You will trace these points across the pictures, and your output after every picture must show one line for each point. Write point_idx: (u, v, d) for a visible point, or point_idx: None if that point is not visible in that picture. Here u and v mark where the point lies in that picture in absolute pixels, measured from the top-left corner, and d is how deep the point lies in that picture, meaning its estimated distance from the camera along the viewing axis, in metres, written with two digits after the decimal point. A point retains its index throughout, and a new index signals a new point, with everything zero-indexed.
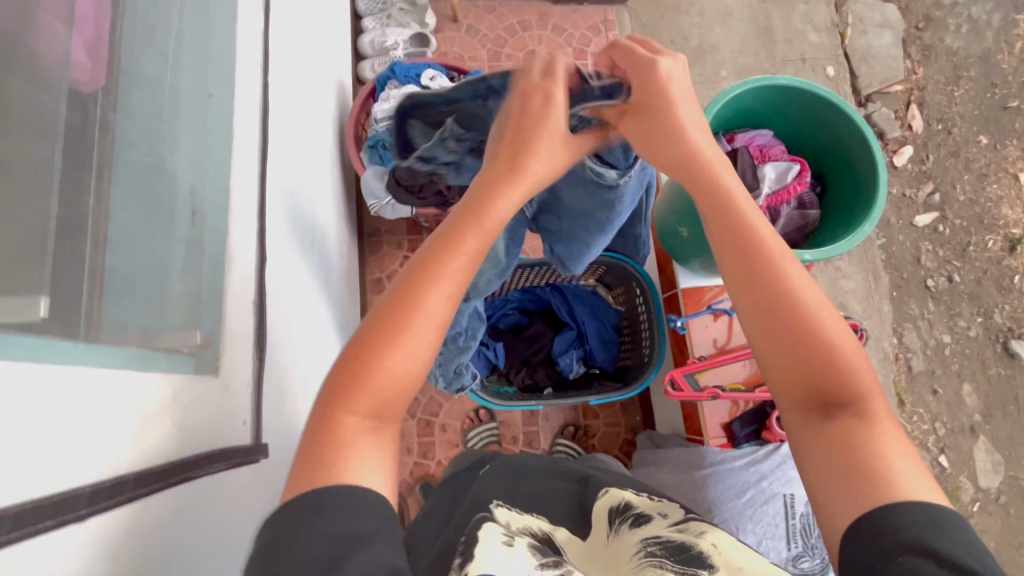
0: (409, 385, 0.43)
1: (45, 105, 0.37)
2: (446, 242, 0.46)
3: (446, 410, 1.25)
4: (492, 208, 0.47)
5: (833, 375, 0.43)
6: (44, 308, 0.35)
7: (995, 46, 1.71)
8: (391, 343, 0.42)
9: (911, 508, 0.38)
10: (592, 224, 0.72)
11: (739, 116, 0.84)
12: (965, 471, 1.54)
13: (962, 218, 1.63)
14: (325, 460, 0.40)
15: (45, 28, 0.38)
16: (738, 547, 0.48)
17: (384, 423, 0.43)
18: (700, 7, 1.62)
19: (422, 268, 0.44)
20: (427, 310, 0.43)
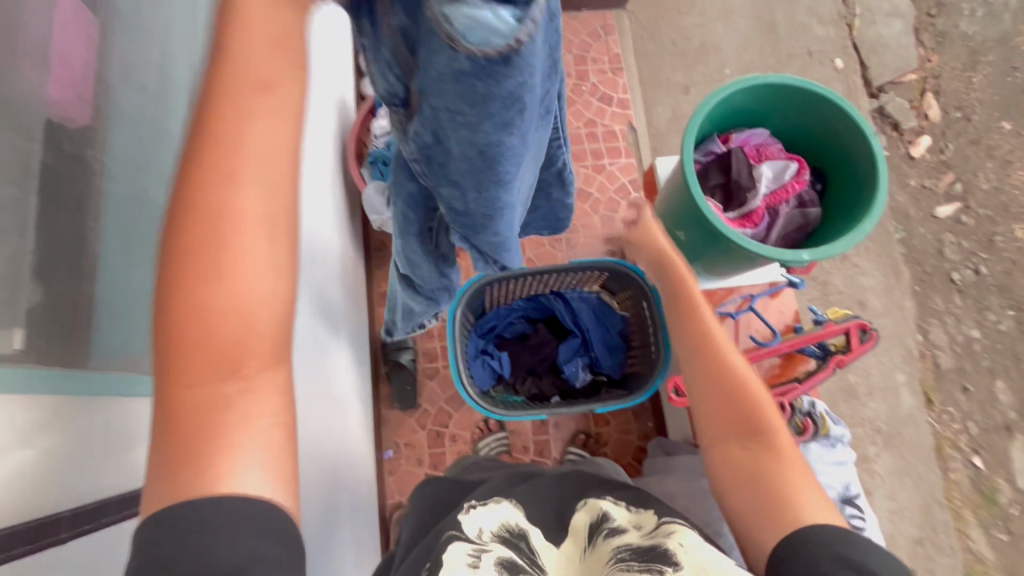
0: (248, 320, 0.34)
1: (18, 150, 0.37)
2: (220, 126, 0.32)
3: (456, 420, 1.25)
4: (251, 54, 0.33)
5: (751, 416, 0.62)
6: (19, 339, 0.36)
7: (1014, 29, 1.65)
8: (200, 283, 0.33)
9: (816, 524, 0.53)
10: (510, 165, 0.43)
11: (733, 116, 0.82)
12: (1001, 472, 1.47)
13: (986, 208, 1.57)
14: (188, 450, 0.35)
15: (24, 72, 0.38)
16: (702, 542, 0.49)
17: (254, 383, 0.36)
18: (701, 6, 1.60)
19: (208, 172, 0.33)
20: (238, 215, 0.33)
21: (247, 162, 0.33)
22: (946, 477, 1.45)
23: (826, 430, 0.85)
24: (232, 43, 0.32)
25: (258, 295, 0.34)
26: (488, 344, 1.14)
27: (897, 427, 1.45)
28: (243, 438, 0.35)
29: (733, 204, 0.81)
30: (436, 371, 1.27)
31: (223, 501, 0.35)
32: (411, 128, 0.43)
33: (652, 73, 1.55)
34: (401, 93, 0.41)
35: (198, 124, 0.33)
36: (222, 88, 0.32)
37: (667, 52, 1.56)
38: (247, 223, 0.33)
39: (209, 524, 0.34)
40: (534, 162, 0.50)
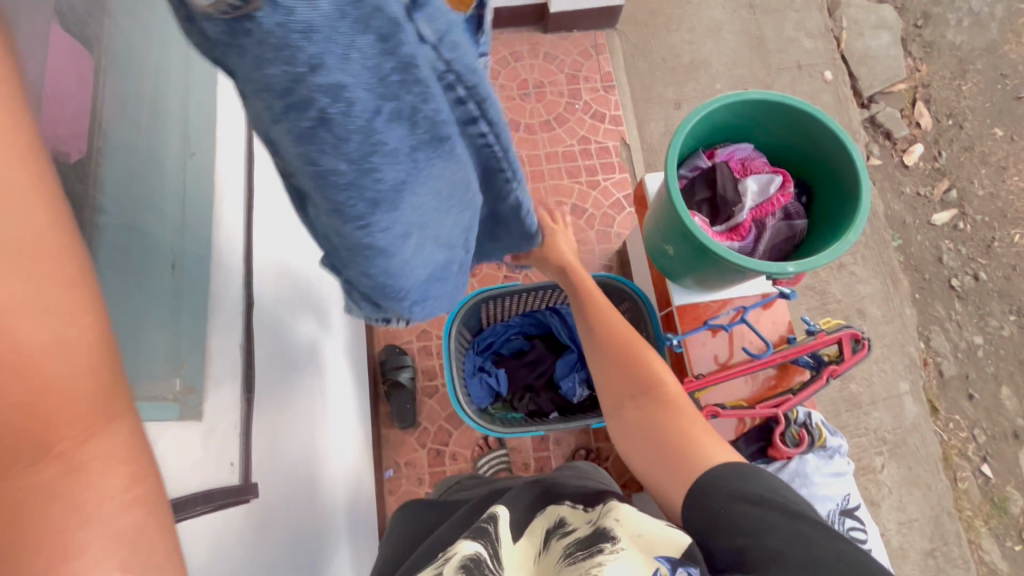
0: (30, 370, 0.23)
1: None
2: None
3: (456, 437, 1.25)
4: None
5: (640, 377, 0.69)
6: None
7: (1001, 37, 1.67)
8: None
9: (720, 469, 0.56)
10: (342, 188, 0.32)
11: (717, 132, 0.84)
12: (1011, 480, 1.45)
13: (983, 214, 1.58)
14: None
15: None
16: (640, 512, 0.49)
17: (87, 456, 0.25)
18: (690, 23, 1.63)
19: None
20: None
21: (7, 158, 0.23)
22: (955, 486, 1.43)
23: (822, 440, 0.85)
24: None
25: (40, 336, 0.24)
26: (485, 361, 1.15)
27: (902, 436, 1.43)
28: (88, 537, 0.25)
29: (720, 218, 0.82)
30: (436, 389, 1.28)
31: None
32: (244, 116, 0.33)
33: (643, 89, 1.57)
34: (217, 60, 0.27)
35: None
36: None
37: (658, 70, 1.58)
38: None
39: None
40: (422, 201, 0.38)
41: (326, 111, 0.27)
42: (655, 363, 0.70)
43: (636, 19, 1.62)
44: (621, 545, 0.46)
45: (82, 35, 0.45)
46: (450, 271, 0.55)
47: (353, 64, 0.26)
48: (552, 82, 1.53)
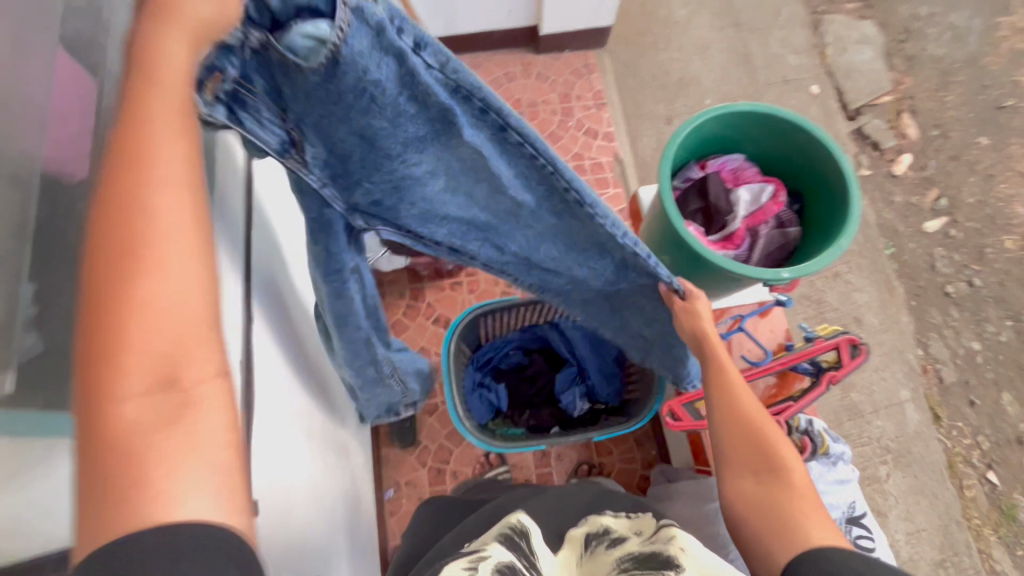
0: (175, 316, 0.33)
1: (15, 203, 0.37)
2: (134, 138, 0.33)
3: (458, 455, 1.23)
4: (165, 71, 0.35)
5: (761, 448, 0.62)
6: (10, 383, 0.36)
7: (981, 49, 1.72)
8: (123, 296, 0.32)
9: (833, 552, 0.51)
10: (396, 156, 0.48)
11: (707, 144, 0.85)
12: (1018, 487, 1.43)
13: (974, 221, 1.60)
14: (123, 484, 0.30)
15: (20, 127, 0.38)
16: (703, 545, 0.47)
17: (191, 392, 0.33)
18: (677, 42, 1.67)
19: (131, 173, 0.33)
20: (160, 219, 0.33)
21: (162, 176, 0.34)
22: (962, 494, 1.41)
23: (824, 448, 0.84)
24: (160, 69, 0.35)
25: (181, 280, 0.33)
26: (485, 377, 1.15)
27: (906, 444, 1.43)
28: (183, 457, 0.31)
29: (714, 227, 0.83)
30: (436, 407, 1.27)
31: (171, 534, 0.29)
32: (309, 155, 0.47)
33: (635, 106, 1.61)
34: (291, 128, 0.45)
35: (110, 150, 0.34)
36: (133, 116, 0.34)
37: (648, 88, 1.62)
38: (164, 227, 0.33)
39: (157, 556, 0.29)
40: (466, 175, 0.51)
41: (371, 90, 0.41)
42: (773, 432, 0.63)
43: (626, 39, 1.66)
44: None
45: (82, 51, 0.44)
46: (516, 267, 0.68)
47: (385, 68, 0.40)
48: (544, 101, 1.56)
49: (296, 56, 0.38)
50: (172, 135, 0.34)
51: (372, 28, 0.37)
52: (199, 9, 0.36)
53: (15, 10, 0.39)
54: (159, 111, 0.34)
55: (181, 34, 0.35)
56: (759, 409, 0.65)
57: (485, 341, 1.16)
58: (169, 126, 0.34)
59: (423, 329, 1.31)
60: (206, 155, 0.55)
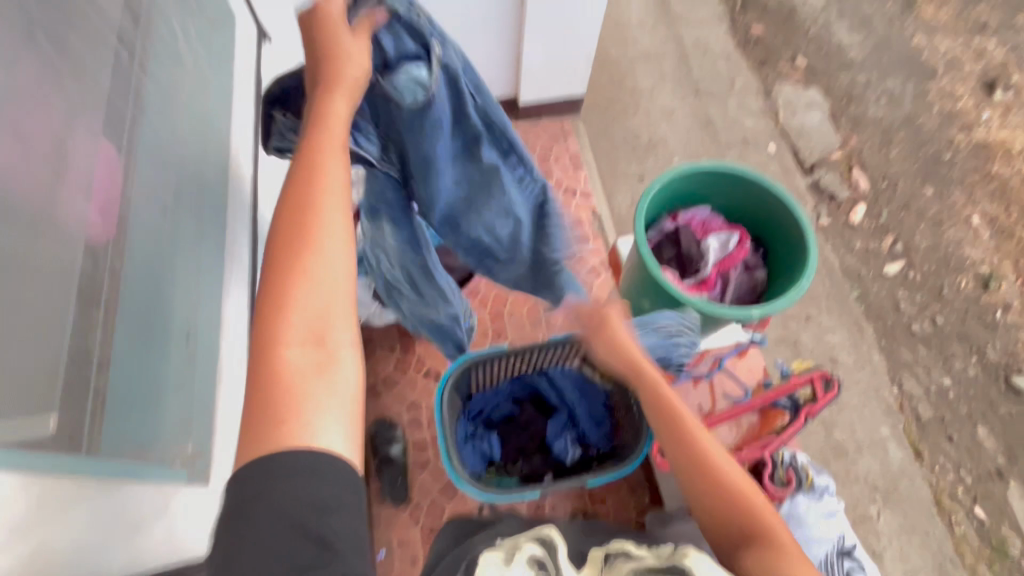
0: (328, 294, 0.46)
1: (62, 261, 0.43)
2: (308, 170, 0.49)
3: (450, 511, 1.21)
4: (331, 115, 0.51)
5: (742, 510, 0.66)
6: (53, 422, 0.40)
7: (916, 111, 1.90)
8: (295, 274, 0.46)
9: None
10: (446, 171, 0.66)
11: (676, 199, 0.93)
12: (1005, 521, 1.45)
13: (929, 263, 1.71)
14: (283, 412, 0.43)
15: (65, 199, 0.44)
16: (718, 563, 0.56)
17: (331, 352, 0.46)
18: (645, 109, 1.83)
19: (302, 194, 0.48)
20: (326, 224, 0.48)
21: (326, 187, 0.48)
22: (952, 531, 1.43)
23: (809, 481, 0.88)
24: (332, 120, 0.51)
25: (336, 269, 0.47)
26: (477, 427, 1.16)
27: (892, 482, 1.45)
28: (324, 399, 0.44)
29: (688, 273, 0.89)
30: (427, 461, 1.26)
31: (315, 456, 0.42)
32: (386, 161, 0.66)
33: (609, 167, 1.73)
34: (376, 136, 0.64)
35: (292, 174, 0.49)
36: (308, 147, 0.50)
37: (621, 150, 1.75)
38: (326, 230, 0.48)
39: (300, 475, 0.41)
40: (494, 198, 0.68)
41: (436, 117, 0.60)
42: (751, 494, 0.67)
43: (598, 107, 1.81)
44: None
45: (113, 133, 0.51)
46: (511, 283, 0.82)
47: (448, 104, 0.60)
48: None
49: (399, 93, 0.57)
50: (337, 164, 0.50)
51: (448, 77, 0.59)
52: (353, 72, 0.52)
53: (66, 102, 0.46)
54: (327, 146, 0.50)
55: (344, 92, 0.52)
56: (739, 475, 0.69)
57: (476, 392, 1.18)
58: (334, 151, 0.50)
59: (413, 383, 1.32)
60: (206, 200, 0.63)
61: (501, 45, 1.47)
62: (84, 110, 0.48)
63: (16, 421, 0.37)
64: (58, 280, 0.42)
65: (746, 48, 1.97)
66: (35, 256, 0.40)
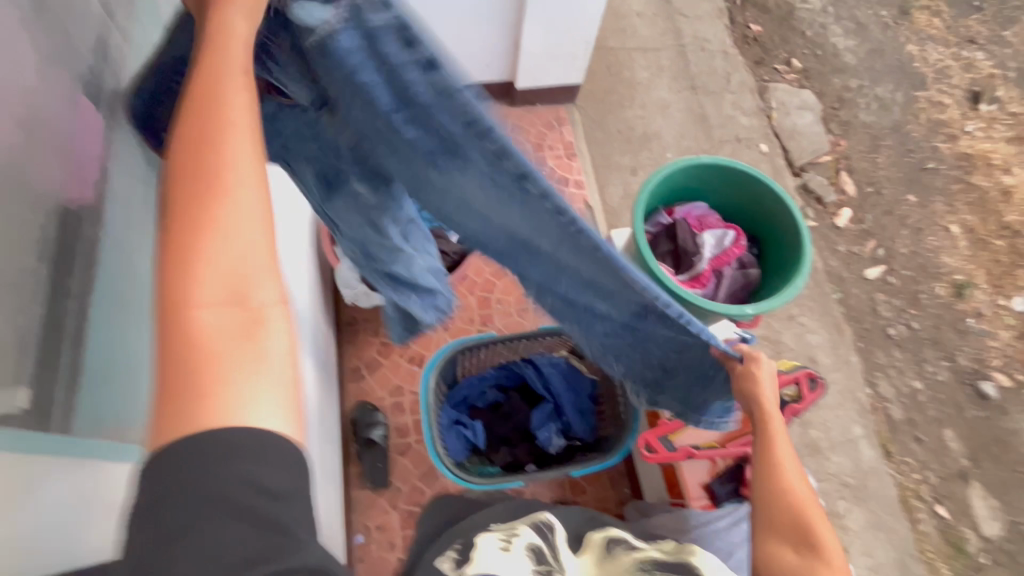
0: (242, 248, 0.39)
1: (35, 224, 0.41)
2: (208, 101, 0.40)
3: (430, 497, 1.20)
4: (227, 38, 0.42)
5: (800, 524, 0.71)
6: (23, 398, 0.38)
7: (904, 118, 1.93)
8: (199, 222, 0.38)
9: None
10: (403, 160, 0.53)
11: (675, 193, 0.93)
12: (965, 520, 1.51)
13: (908, 269, 1.75)
14: (199, 388, 0.37)
15: (39, 157, 0.41)
16: (711, 559, 0.72)
17: (256, 312, 0.39)
18: (641, 101, 1.81)
19: (203, 130, 0.40)
20: (234, 163, 0.40)
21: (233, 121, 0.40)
22: (915, 528, 1.48)
23: None
24: (229, 43, 0.42)
25: (250, 218, 0.39)
26: (461, 414, 1.15)
27: (862, 479, 1.49)
28: (250, 369, 0.38)
29: (682, 267, 0.89)
30: (408, 446, 1.25)
31: (250, 435, 0.36)
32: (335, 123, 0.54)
33: (603, 158, 1.72)
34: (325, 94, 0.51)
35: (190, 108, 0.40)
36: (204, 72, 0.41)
37: (615, 141, 1.74)
38: (232, 171, 0.39)
39: (228, 453, 0.35)
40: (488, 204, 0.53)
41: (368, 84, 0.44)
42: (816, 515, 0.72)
43: (594, 96, 1.79)
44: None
45: (93, 91, 0.48)
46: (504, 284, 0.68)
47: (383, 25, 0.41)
48: None
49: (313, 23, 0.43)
50: (246, 93, 0.41)
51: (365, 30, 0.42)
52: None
53: (47, 53, 0.43)
54: (234, 70, 0.41)
55: (242, 12, 0.42)
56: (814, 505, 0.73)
57: (462, 378, 1.17)
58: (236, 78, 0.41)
59: (397, 367, 1.30)
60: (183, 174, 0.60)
61: (500, 28, 1.44)
62: (66, 68, 0.45)
63: None
64: (32, 244, 0.40)
65: (744, 45, 1.97)
66: (8, 218, 0.38)
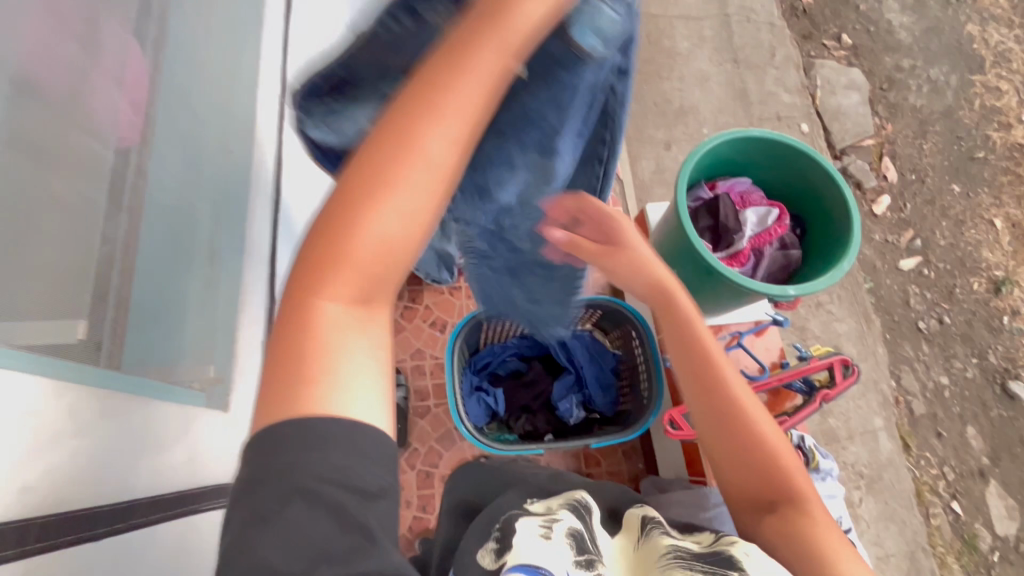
0: (385, 258, 0.40)
1: (93, 154, 0.42)
2: (406, 113, 0.37)
3: (446, 460, 1.22)
4: (466, 58, 0.37)
5: (774, 479, 0.67)
6: (81, 330, 0.39)
7: (956, 103, 1.83)
8: (354, 225, 0.38)
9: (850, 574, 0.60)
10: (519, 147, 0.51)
11: (718, 167, 0.90)
12: (980, 518, 1.50)
13: (945, 262, 1.69)
14: (308, 366, 0.40)
15: (95, 88, 0.42)
16: (758, 553, 0.58)
17: (374, 312, 0.42)
18: (679, 73, 1.74)
19: (391, 140, 0.38)
20: (404, 185, 0.38)
21: (424, 146, 0.37)
22: (927, 522, 1.47)
23: (816, 463, 0.88)
24: (466, 60, 0.37)
25: (394, 233, 0.39)
26: (482, 381, 1.16)
27: (878, 471, 1.48)
28: (356, 361, 0.41)
29: (721, 244, 0.87)
30: (428, 410, 1.26)
31: (317, 428, 0.39)
32: None
33: (636, 131, 1.67)
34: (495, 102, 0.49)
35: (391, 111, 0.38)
36: (435, 72, 0.37)
37: (649, 114, 1.68)
38: (405, 192, 0.38)
39: (310, 443, 0.39)
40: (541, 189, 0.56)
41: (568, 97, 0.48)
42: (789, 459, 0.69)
43: None
44: None
45: (140, 24, 0.48)
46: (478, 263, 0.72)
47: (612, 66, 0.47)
48: None
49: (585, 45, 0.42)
50: (461, 111, 0.37)
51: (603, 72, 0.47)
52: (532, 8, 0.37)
53: None
54: (464, 93, 0.37)
55: (495, 38, 0.37)
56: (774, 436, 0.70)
57: (483, 345, 1.17)
58: (459, 103, 0.37)
59: (419, 331, 1.31)
60: (223, 116, 0.59)
61: None
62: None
63: (45, 322, 0.36)
64: (91, 173, 0.42)
65: (791, 18, 1.87)
66: (67, 146, 0.39)
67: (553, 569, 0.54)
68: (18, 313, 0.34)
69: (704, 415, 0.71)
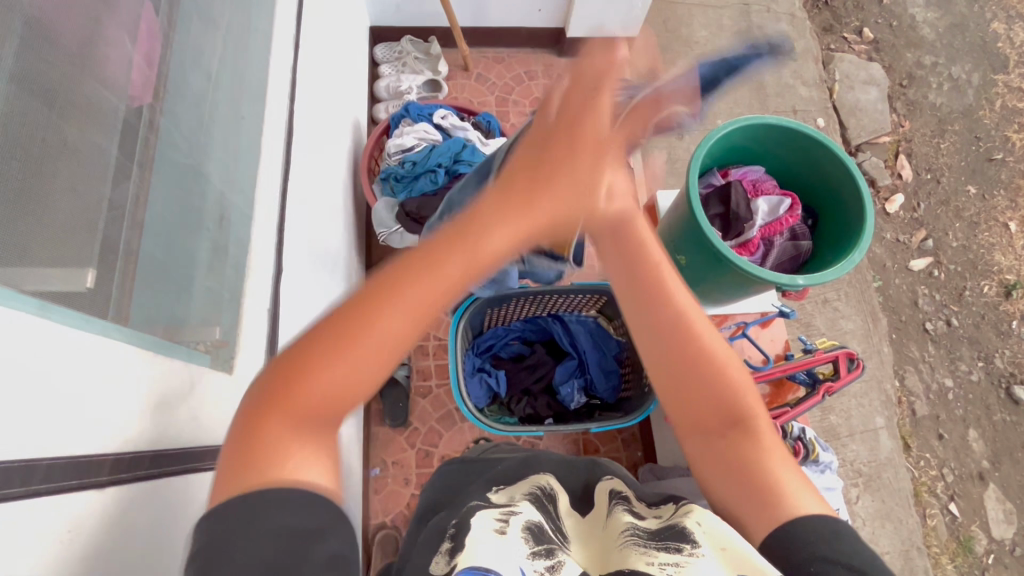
0: (339, 397, 0.42)
1: (109, 105, 0.42)
2: (387, 291, 0.42)
3: (446, 440, 1.23)
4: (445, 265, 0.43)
5: (726, 406, 0.56)
6: (89, 278, 0.40)
7: (977, 103, 1.80)
8: (316, 367, 0.41)
9: (810, 520, 0.48)
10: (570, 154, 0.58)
11: (730, 153, 0.89)
12: (977, 520, 1.49)
13: (956, 264, 1.67)
14: (255, 458, 0.40)
15: (111, 38, 0.43)
16: (718, 520, 0.49)
17: (318, 438, 0.43)
18: (696, 62, 1.71)
19: (366, 307, 0.42)
20: (367, 349, 0.42)
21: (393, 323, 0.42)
22: (924, 522, 1.47)
23: (816, 454, 0.87)
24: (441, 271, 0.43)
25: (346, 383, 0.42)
26: (485, 363, 1.16)
27: (877, 470, 1.47)
28: (301, 458, 0.41)
29: (731, 232, 0.87)
30: (430, 390, 1.27)
31: (273, 494, 0.39)
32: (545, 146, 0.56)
33: None
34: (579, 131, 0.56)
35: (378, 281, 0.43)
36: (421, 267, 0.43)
37: None
38: (369, 354, 0.42)
39: (259, 507, 0.38)
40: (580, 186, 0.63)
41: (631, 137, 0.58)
42: (740, 376, 0.56)
43: None
44: (699, 549, 0.46)
45: None
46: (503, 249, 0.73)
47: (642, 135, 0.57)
48: None
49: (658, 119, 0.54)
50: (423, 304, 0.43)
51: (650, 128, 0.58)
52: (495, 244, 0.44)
53: None
54: (437, 286, 0.43)
55: (472, 252, 0.44)
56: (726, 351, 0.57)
57: (487, 328, 1.18)
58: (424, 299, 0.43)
59: None
60: (236, 78, 0.59)
61: None
62: None
63: (53, 269, 0.36)
64: (104, 124, 0.42)
65: (812, 10, 1.84)
66: (84, 94, 0.40)
67: (504, 570, 0.45)
68: (27, 259, 0.34)
69: (643, 337, 0.58)
